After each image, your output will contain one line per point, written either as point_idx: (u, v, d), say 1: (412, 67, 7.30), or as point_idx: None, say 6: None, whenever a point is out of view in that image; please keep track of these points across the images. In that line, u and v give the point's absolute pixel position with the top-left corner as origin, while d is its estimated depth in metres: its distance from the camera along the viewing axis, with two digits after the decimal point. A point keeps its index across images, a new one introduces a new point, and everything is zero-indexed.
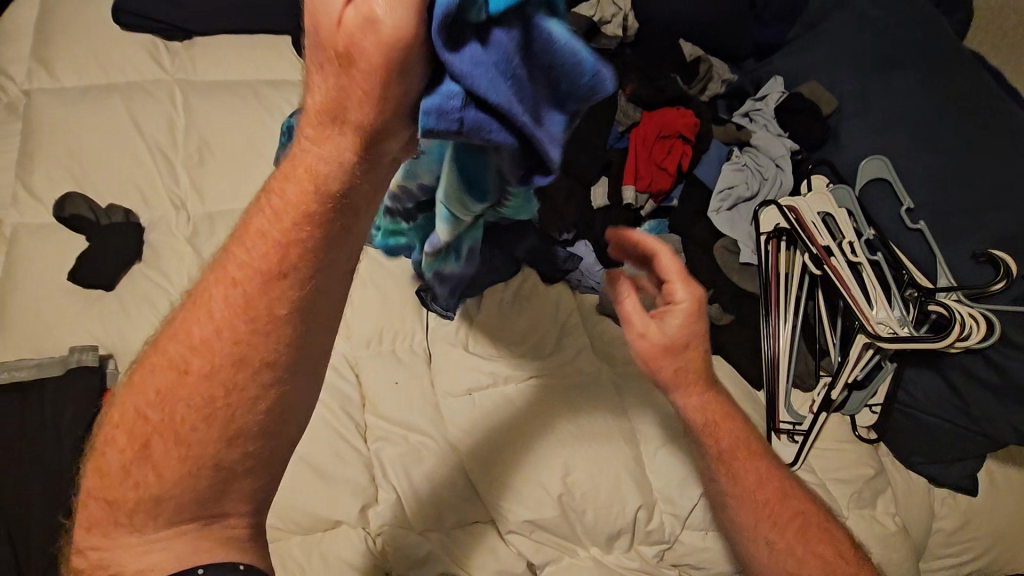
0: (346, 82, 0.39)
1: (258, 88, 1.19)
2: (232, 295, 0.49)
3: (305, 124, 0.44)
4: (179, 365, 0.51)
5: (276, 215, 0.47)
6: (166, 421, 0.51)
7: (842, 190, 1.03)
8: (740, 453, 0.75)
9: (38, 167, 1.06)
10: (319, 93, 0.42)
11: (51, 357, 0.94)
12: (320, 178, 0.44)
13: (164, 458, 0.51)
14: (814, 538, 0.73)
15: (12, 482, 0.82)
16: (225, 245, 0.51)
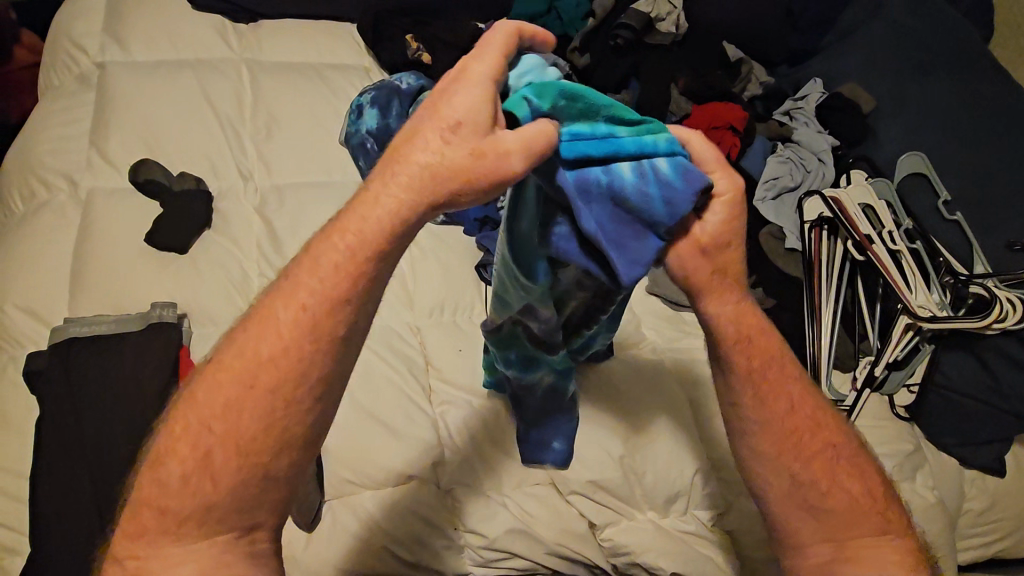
0: (468, 161, 0.51)
1: (324, 71, 1.26)
2: (315, 292, 0.53)
3: (402, 172, 0.52)
4: (245, 379, 0.52)
5: (351, 253, 0.53)
6: (229, 432, 0.52)
7: (881, 182, 1.10)
8: (771, 378, 0.64)
9: (113, 135, 1.11)
10: (432, 157, 0.52)
11: (130, 314, 0.97)
12: (395, 218, 0.53)
13: (222, 465, 0.52)
14: (843, 476, 0.64)
15: (92, 427, 0.84)
16: (282, 273, 0.56)
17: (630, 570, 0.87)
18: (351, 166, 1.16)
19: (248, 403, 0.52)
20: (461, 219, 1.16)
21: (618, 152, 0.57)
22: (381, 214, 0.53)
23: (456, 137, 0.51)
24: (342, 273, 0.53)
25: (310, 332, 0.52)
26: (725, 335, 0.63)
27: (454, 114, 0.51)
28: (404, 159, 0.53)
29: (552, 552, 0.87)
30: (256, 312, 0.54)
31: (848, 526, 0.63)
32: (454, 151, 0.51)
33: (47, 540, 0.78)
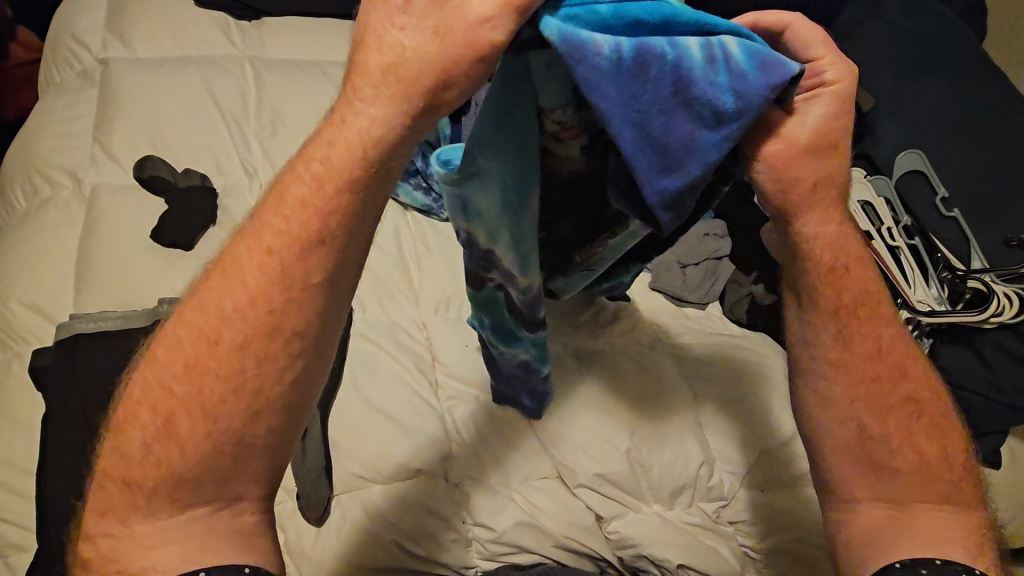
0: (433, 45, 0.45)
1: (327, 68, 1.26)
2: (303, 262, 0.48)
3: (364, 84, 0.47)
4: (209, 336, 0.49)
5: (319, 181, 0.48)
6: (193, 396, 0.49)
7: (880, 180, 1.13)
8: (858, 330, 0.62)
9: (117, 131, 1.11)
10: (390, 51, 0.46)
11: (134, 310, 0.96)
12: (368, 131, 0.47)
13: (189, 433, 0.49)
14: (912, 440, 0.62)
15: (98, 420, 0.84)
16: (251, 214, 0.51)
17: (637, 563, 0.88)
18: None
19: (223, 378, 0.49)
20: None
21: (676, 18, 0.49)
22: (351, 136, 0.47)
23: (412, 18, 0.45)
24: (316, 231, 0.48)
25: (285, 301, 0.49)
26: (818, 261, 0.60)
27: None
28: (362, 69, 0.47)
29: (559, 546, 0.87)
30: (220, 260, 0.50)
31: (907, 492, 0.61)
32: (414, 38, 0.45)
33: (55, 535, 0.78)
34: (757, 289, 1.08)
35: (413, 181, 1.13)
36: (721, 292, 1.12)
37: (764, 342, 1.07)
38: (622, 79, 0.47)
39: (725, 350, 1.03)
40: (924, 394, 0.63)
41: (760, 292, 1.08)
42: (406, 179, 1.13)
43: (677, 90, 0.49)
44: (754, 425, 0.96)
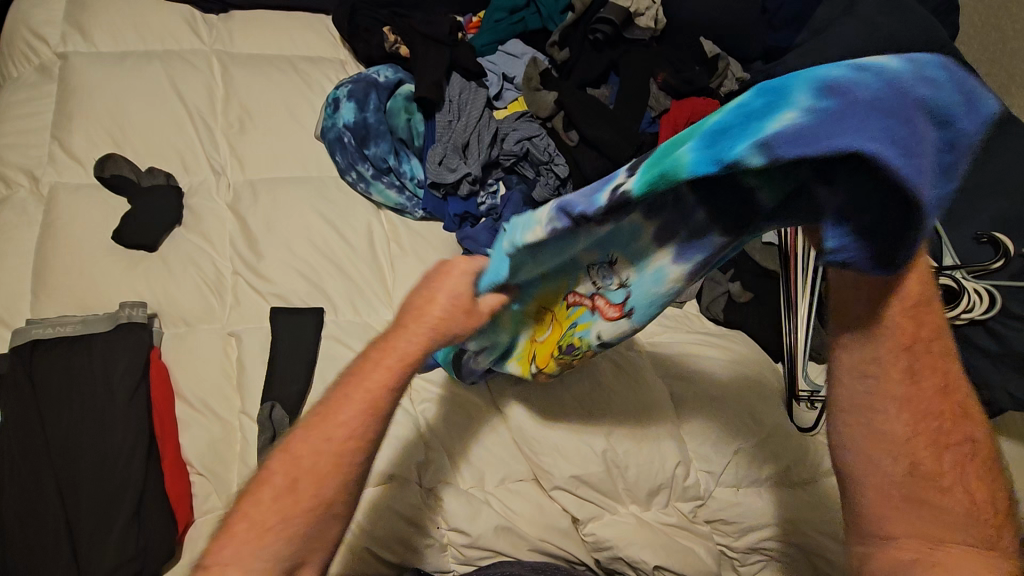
0: (453, 320, 0.65)
1: (298, 64, 1.23)
2: (382, 396, 0.63)
3: (412, 324, 0.64)
4: (312, 421, 0.62)
5: (393, 358, 0.63)
6: (299, 467, 0.60)
7: None
8: (931, 354, 0.59)
9: (77, 127, 1.07)
10: (434, 314, 0.64)
11: (96, 314, 0.93)
12: (425, 339, 0.64)
13: (288, 493, 0.59)
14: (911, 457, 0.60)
15: (58, 430, 0.81)
16: (354, 362, 0.65)
17: (613, 565, 0.88)
18: (327, 159, 1.14)
19: (310, 452, 0.60)
20: (440, 215, 1.13)
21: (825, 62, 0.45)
22: (410, 344, 0.63)
23: (450, 303, 0.65)
24: (387, 369, 0.63)
25: (373, 402, 0.62)
26: (906, 296, 0.56)
27: (451, 281, 0.66)
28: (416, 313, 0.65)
29: (535, 549, 0.86)
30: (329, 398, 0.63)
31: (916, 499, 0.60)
32: (444, 310, 0.65)
33: (12, 550, 0.75)
34: (733, 287, 1.11)
35: (386, 179, 1.12)
36: (697, 291, 1.14)
37: (738, 334, 1.09)
38: (837, 123, 0.41)
39: (704, 348, 1.04)
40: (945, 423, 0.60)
41: (736, 290, 1.11)
42: (378, 178, 1.11)
43: (903, 100, 0.42)
44: (739, 420, 0.96)
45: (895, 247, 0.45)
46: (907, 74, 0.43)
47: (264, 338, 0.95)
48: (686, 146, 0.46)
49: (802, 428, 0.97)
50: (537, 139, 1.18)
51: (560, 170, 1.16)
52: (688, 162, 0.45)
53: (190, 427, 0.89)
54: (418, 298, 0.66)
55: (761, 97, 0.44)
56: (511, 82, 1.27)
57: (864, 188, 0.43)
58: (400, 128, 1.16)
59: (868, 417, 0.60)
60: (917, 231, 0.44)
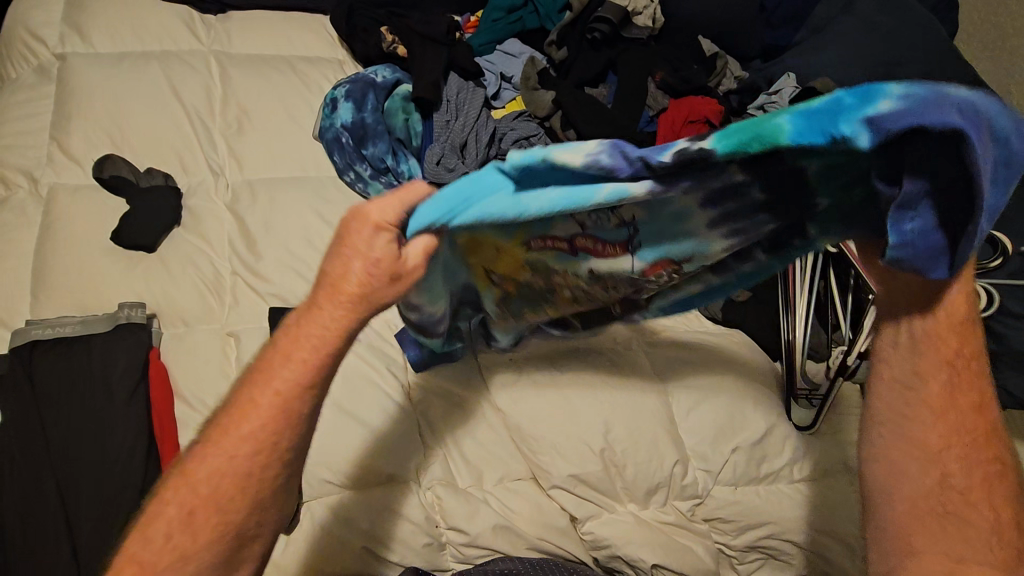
0: (376, 287, 0.56)
1: (296, 64, 1.23)
2: (295, 394, 0.58)
3: (325, 304, 0.57)
4: (226, 420, 0.58)
5: (305, 352, 0.58)
6: (203, 469, 0.57)
7: None
8: (968, 372, 0.58)
9: (76, 128, 1.07)
10: (353, 282, 0.56)
11: (95, 315, 0.94)
12: (337, 324, 0.57)
13: (192, 495, 0.56)
14: (926, 463, 0.59)
15: (57, 431, 0.82)
16: (267, 352, 0.60)
17: (612, 563, 0.88)
18: (326, 160, 1.15)
19: (219, 453, 0.57)
20: None
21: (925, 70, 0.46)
22: (315, 333, 0.57)
23: (374, 267, 0.56)
24: (303, 365, 0.57)
25: (287, 403, 0.57)
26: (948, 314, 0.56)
27: (358, 250, 0.56)
28: (328, 287, 0.57)
29: (533, 547, 0.87)
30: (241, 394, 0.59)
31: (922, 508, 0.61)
32: (361, 278, 0.56)
33: (12, 550, 0.75)
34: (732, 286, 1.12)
35: (384, 179, 1.12)
36: None
37: (737, 333, 1.09)
38: (935, 107, 0.41)
39: (702, 345, 1.03)
40: (971, 431, 0.58)
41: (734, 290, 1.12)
42: (376, 178, 1.11)
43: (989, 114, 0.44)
44: (738, 419, 0.95)
45: (956, 245, 0.44)
46: (985, 94, 0.45)
47: (262, 338, 0.95)
48: (783, 116, 0.45)
49: (801, 427, 1.01)
50: (535, 139, 1.19)
51: None
52: (789, 129, 0.45)
53: (189, 427, 0.89)
54: (332, 265, 0.57)
55: (853, 92, 0.44)
56: (509, 82, 1.27)
57: (945, 176, 0.43)
58: (398, 128, 1.17)
59: (900, 426, 0.60)
60: (972, 229, 0.43)
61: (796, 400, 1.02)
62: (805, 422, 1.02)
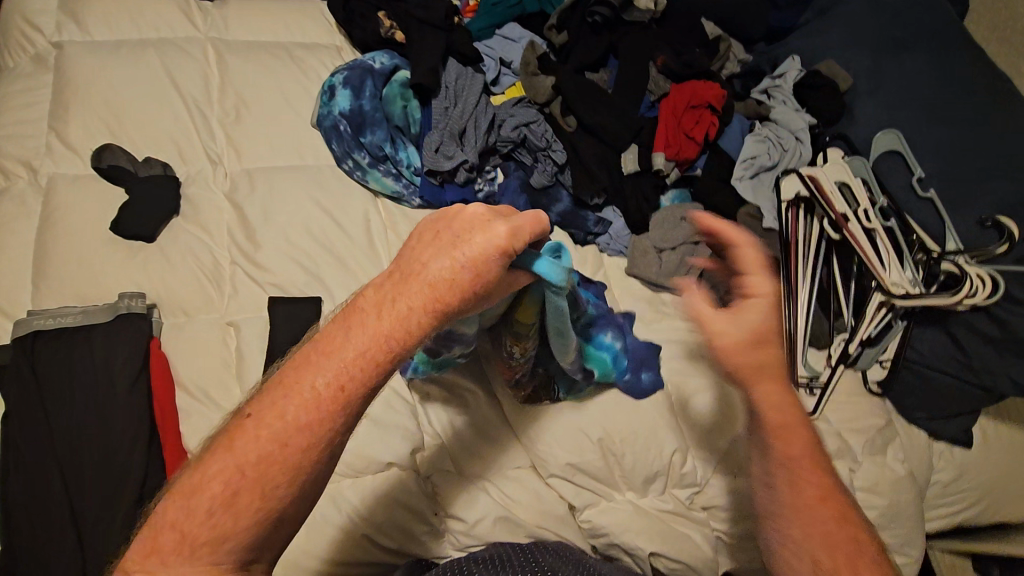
0: (471, 291, 0.56)
1: (293, 51, 1.22)
2: (358, 383, 0.52)
3: (414, 292, 0.55)
4: (273, 403, 0.51)
5: (374, 335, 0.53)
6: (243, 454, 0.50)
7: (856, 161, 1.10)
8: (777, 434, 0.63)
9: (74, 117, 1.07)
10: (457, 277, 0.56)
11: (96, 305, 0.94)
12: (420, 317, 0.55)
13: (223, 480, 0.49)
14: (798, 487, 0.62)
15: (64, 417, 0.83)
16: (327, 333, 0.55)
17: (611, 551, 0.89)
18: (324, 148, 1.14)
19: (258, 440, 0.50)
20: (438, 202, 1.12)
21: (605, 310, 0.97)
22: (399, 313, 0.54)
23: (475, 266, 0.56)
24: (366, 354, 0.53)
25: (347, 395, 0.52)
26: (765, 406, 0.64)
27: (475, 247, 0.56)
28: (421, 274, 0.56)
29: (533, 535, 0.88)
30: (292, 371, 0.53)
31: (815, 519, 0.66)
32: (461, 275, 0.56)
33: (19, 535, 0.77)
34: None
35: (383, 167, 1.11)
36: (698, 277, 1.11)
37: None
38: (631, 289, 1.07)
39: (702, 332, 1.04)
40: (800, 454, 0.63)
41: None
42: (375, 165, 1.10)
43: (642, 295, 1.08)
44: (737, 407, 0.95)
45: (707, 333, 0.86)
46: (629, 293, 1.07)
47: (263, 327, 0.96)
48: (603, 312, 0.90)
49: (805, 414, 1.00)
50: (535, 125, 1.17)
51: (558, 157, 1.15)
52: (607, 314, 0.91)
53: (190, 415, 0.90)
54: (436, 256, 0.56)
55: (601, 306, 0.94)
56: (508, 67, 1.26)
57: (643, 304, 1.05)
58: (396, 115, 1.15)
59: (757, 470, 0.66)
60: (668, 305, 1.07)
61: (797, 387, 1.02)
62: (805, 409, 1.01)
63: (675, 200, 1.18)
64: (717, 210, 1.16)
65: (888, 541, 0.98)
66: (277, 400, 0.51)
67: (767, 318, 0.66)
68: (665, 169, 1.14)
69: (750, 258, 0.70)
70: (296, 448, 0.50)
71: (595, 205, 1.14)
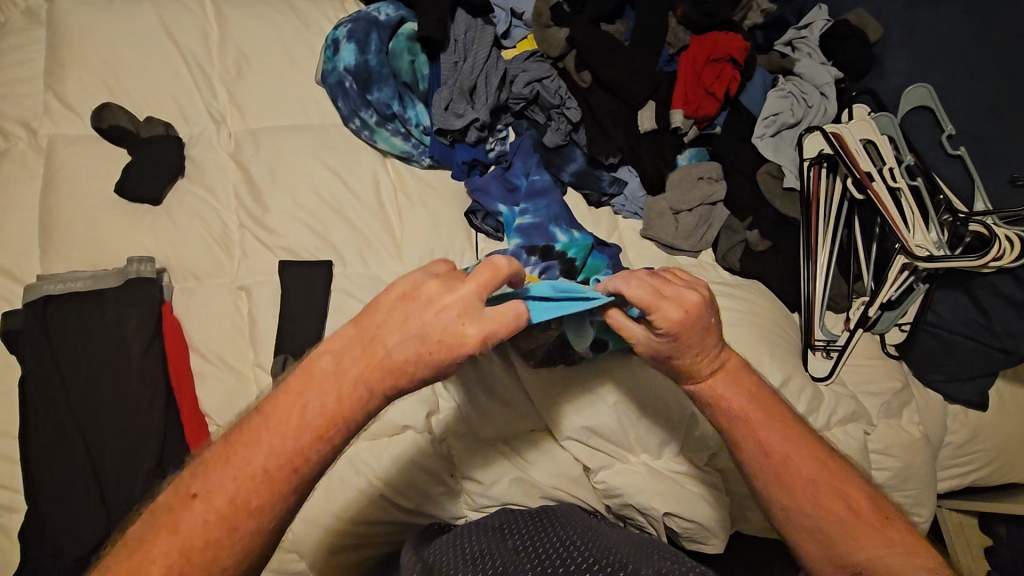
0: (427, 376, 0.57)
1: (294, 2, 1.17)
2: (309, 459, 0.55)
3: (371, 374, 0.56)
4: (223, 477, 0.54)
5: (326, 413, 0.56)
6: (192, 529, 0.52)
7: (884, 118, 1.06)
8: (755, 412, 0.66)
9: (70, 75, 1.03)
10: (420, 365, 0.56)
11: (104, 269, 0.93)
12: (375, 398, 0.57)
13: (172, 553, 0.51)
14: (792, 453, 0.65)
15: (78, 384, 0.83)
16: (276, 404, 0.56)
17: (623, 510, 0.91)
18: (329, 107, 1.10)
19: (212, 510, 0.52)
20: (449, 162, 1.09)
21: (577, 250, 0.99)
22: (351, 394, 0.56)
23: (437, 357, 0.56)
24: (320, 431, 0.55)
25: (298, 469, 0.55)
26: (732, 383, 0.67)
27: (440, 336, 0.55)
28: (382, 356, 0.56)
29: (547, 496, 0.89)
30: (243, 447, 0.54)
31: (795, 473, 0.64)
32: (422, 362, 0.56)
33: (44, 494, 0.79)
34: (750, 235, 1.08)
35: (390, 127, 1.07)
36: (715, 239, 1.10)
37: (756, 286, 1.06)
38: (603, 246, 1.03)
39: (718, 295, 1.02)
40: (782, 424, 0.66)
41: (753, 239, 1.08)
42: (382, 125, 1.07)
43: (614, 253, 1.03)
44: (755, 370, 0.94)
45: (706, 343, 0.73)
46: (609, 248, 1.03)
47: (272, 291, 0.94)
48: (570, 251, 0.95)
49: (816, 376, 0.99)
50: (548, 81, 1.12)
51: (573, 114, 1.11)
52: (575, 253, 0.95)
53: (205, 378, 0.90)
54: (399, 340, 0.56)
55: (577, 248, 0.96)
56: (520, 18, 1.18)
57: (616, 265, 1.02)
58: (403, 70, 1.11)
59: (749, 438, 0.65)
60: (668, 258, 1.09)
61: (813, 350, 1.01)
62: (818, 373, 1.01)
63: (692, 158, 1.15)
64: (736, 169, 1.12)
65: (898, 500, 1.00)
66: (225, 480, 0.53)
67: (685, 348, 0.65)
68: (684, 127, 1.10)
69: (639, 301, 0.63)
70: (243, 525, 0.53)
71: (610, 164, 1.11)
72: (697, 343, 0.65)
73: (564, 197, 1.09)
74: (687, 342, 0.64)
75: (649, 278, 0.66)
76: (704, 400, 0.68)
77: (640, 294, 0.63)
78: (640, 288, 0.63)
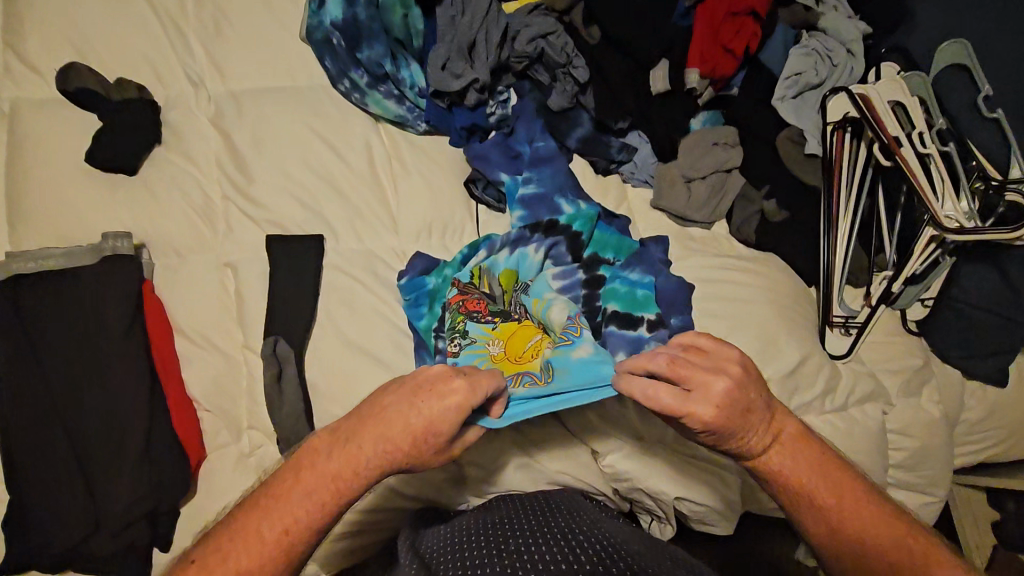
0: (418, 444, 0.59)
1: None
2: (304, 526, 0.56)
3: (365, 439, 0.59)
4: (222, 543, 0.55)
5: (320, 477, 0.58)
6: None
7: (916, 77, 0.97)
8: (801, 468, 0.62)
9: (31, 32, 0.94)
10: (410, 432, 0.59)
11: (79, 245, 0.87)
12: (367, 464, 0.59)
13: None
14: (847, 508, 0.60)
15: (56, 370, 0.78)
16: (279, 474, 0.59)
17: (631, 494, 0.87)
18: (315, 66, 1.01)
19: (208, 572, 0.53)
20: (446, 128, 1.01)
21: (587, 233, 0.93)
22: (345, 460, 0.59)
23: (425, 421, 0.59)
24: (316, 498, 0.57)
25: (291, 535, 0.56)
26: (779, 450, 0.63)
27: (427, 402, 0.59)
28: (375, 421, 0.60)
29: (554, 483, 0.85)
30: (245, 516, 0.57)
31: (851, 533, 0.59)
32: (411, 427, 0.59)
33: (25, 485, 0.75)
34: (767, 205, 1.01)
35: (383, 88, 1.00)
36: (728, 210, 1.03)
37: (771, 259, 1.01)
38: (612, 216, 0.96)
39: (732, 269, 0.97)
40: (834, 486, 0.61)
41: (769, 209, 1.01)
42: (374, 86, 0.99)
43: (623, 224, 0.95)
44: (771, 349, 0.89)
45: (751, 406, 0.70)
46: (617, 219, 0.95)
47: (259, 267, 0.89)
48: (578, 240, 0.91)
49: (834, 355, 0.94)
50: (553, 37, 1.03)
51: (579, 74, 1.02)
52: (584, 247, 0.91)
53: (191, 361, 0.86)
54: (392, 405, 0.60)
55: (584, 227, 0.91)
56: None
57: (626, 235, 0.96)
58: (395, 26, 1.01)
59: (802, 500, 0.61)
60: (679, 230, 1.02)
61: (831, 327, 0.96)
62: (839, 349, 0.95)
63: (707, 123, 1.07)
64: (754, 133, 1.05)
65: (912, 481, 0.97)
66: (223, 545, 0.55)
67: (726, 439, 0.63)
68: (699, 88, 1.02)
69: (667, 408, 0.61)
70: None
71: (618, 129, 1.04)
72: (739, 431, 0.62)
73: (569, 165, 1.02)
74: (725, 432, 0.62)
75: (672, 373, 0.62)
76: (766, 480, 0.64)
77: (666, 402, 0.61)
78: (665, 397, 0.61)
